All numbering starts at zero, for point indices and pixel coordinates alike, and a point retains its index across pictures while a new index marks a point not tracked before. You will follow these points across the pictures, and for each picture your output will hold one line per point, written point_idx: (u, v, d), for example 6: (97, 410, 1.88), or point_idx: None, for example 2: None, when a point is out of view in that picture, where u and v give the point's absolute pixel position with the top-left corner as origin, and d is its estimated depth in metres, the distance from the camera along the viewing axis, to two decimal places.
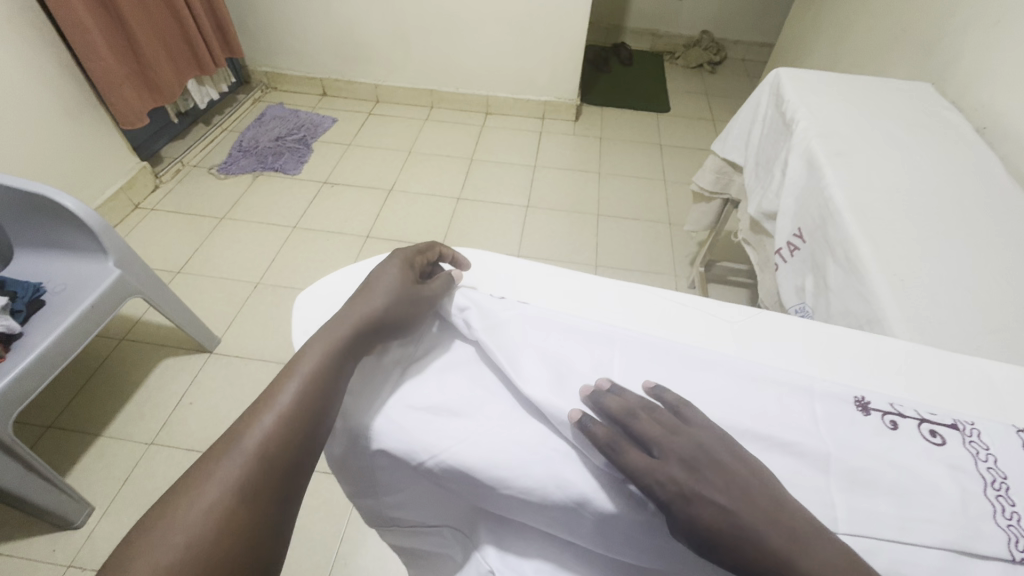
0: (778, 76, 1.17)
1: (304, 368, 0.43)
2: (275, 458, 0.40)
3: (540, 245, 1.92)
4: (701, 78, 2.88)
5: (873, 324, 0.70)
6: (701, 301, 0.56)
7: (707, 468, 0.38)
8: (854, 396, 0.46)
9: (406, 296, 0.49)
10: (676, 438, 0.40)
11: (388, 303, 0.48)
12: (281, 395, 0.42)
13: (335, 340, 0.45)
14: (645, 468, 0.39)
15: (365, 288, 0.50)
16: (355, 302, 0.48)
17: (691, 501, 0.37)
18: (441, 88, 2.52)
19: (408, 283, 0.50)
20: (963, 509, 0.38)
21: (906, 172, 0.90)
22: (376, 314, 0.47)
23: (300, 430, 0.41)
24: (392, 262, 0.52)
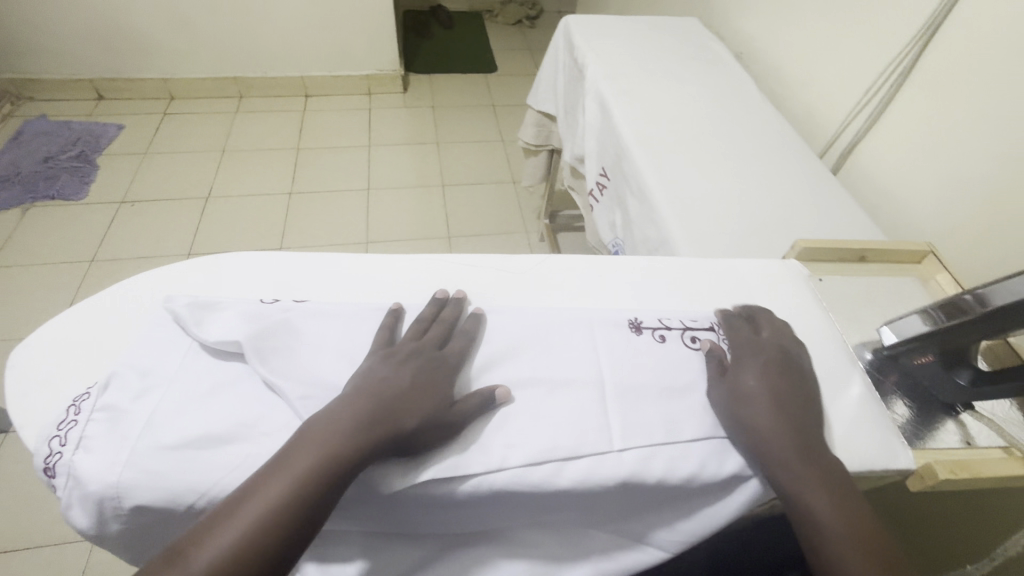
0: (568, 24, 1.21)
1: (330, 444, 0.38)
2: (286, 528, 0.35)
3: (389, 226, 1.85)
4: (522, 34, 2.92)
5: (664, 246, 0.77)
6: (494, 258, 0.57)
7: (777, 357, 0.48)
8: (628, 319, 0.51)
9: (440, 412, 0.41)
10: (763, 343, 0.49)
11: (421, 417, 0.41)
12: (303, 458, 0.37)
13: (361, 437, 0.38)
14: (738, 348, 0.49)
15: (404, 376, 0.43)
16: (385, 407, 0.40)
17: (748, 373, 0.46)
18: (246, 74, 2.25)
19: (445, 395, 0.43)
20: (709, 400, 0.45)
21: (682, 101, 0.98)
22: (405, 428, 0.40)
23: (305, 512, 0.36)
24: (448, 359, 0.45)
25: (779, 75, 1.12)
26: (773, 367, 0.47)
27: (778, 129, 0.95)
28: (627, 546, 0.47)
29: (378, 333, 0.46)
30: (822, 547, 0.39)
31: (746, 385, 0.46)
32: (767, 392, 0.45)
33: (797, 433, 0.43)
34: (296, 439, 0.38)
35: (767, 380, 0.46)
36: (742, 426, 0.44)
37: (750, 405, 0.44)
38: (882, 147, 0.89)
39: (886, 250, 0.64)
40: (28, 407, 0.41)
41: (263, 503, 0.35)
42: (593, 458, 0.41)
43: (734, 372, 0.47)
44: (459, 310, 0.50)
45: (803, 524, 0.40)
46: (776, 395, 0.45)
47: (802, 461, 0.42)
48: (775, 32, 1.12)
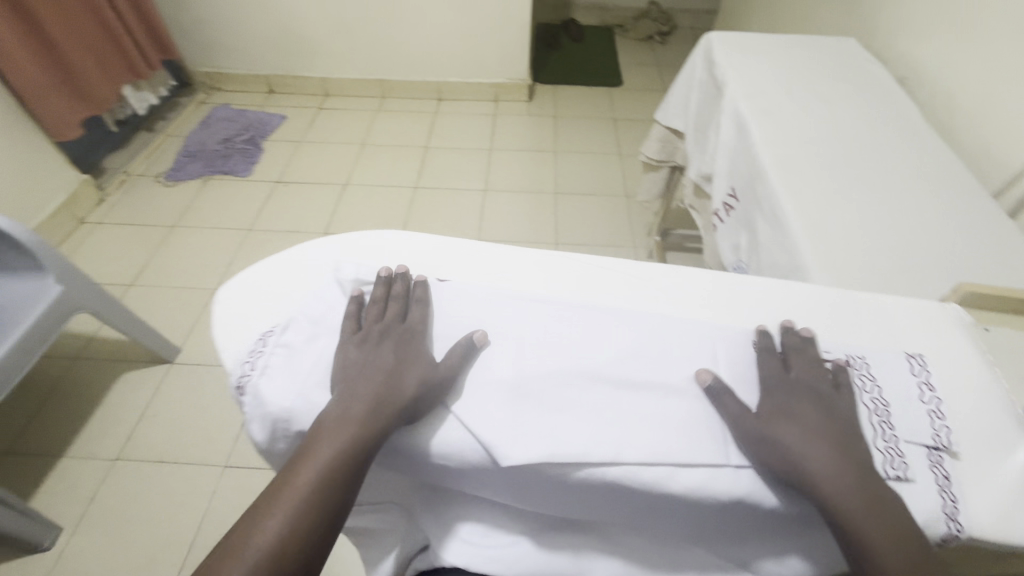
0: (709, 40, 1.19)
1: (345, 428, 0.42)
2: (324, 506, 0.40)
3: (499, 228, 1.93)
4: (652, 50, 2.90)
5: (795, 273, 0.73)
6: (620, 262, 0.58)
7: (826, 400, 0.45)
8: (753, 339, 0.50)
9: (430, 376, 0.45)
10: (817, 381, 0.46)
11: (415, 381, 0.44)
12: (324, 446, 0.41)
13: (373, 416, 0.42)
14: (769, 383, 0.46)
15: (385, 352, 0.47)
16: (374, 383, 0.44)
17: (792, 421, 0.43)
18: (391, 77, 2.47)
19: (427, 360, 0.46)
20: (841, 436, 0.43)
21: (829, 125, 0.93)
22: (406, 395, 0.44)
23: (337, 490, 0.41)
24: (422, 327, 0.49)
25: (949, 104, 1.00)
26: (828, 414, 0.44)
27: (944, 161, 0.86)
28: (730, 569, 0.45)
29: (347, 321, 0.49)
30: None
31: (790, 441, 0.42)
32: (810, 428, 0.43)
33: (861, 476, 0.40)
34: (310, 433, 0.42)
35: (824, 430, 0.42)
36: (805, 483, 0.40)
37: (800, 456, 0.41)
38: None
39: None
40: (230, 336, 0.51)
41: (297, 493, 0.40)
42: (709, 469, 0.42)
43: (768, 414, 0.44)
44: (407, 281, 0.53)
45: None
46: (826, 433, 0.42)
47: (878, 530, 0.38)
48: (950, 57, 1.01)
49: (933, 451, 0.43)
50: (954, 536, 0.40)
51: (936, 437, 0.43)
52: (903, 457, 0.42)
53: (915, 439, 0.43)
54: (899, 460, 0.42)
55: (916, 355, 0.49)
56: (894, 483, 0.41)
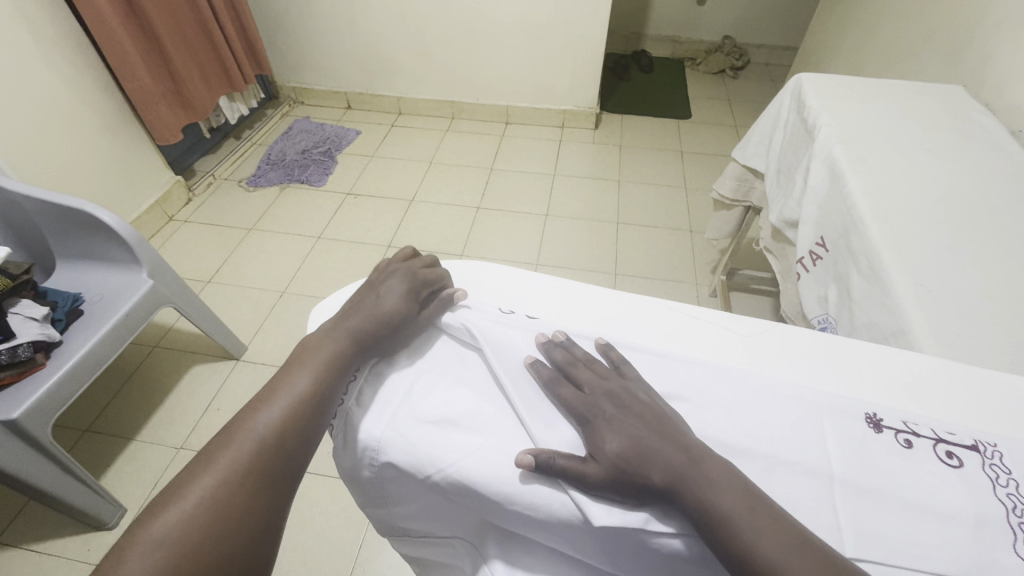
0: (800, 82, 1.15)
1: (315, 361, 0.46)
2: (294, 424, 0.43)
3: (558, 253, 1.93)
4: (724, 84, 2.85)
5: (898, 337, 0.68)
6: (715, 315, 0.56)
7: (615, 396, 0.44)
8: (866, 413, 0.46)
9: (398, 316, 0.51)
10: (606, 384, 0.46)
11: (382, 321, 0.50)
12: (295, 378, 0.45)
13: (342, 341, 0.48)
14: (581, 404, 0.45)
15: (366, 298, 0.52)
16: (347, 315, 0.50)
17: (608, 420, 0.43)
18: (462, 99, 2.54)
19: (399, 301, 0.52)
20: (974, 534, 0.39)
21: (935, 178, 0.87)
22: (375, 331, 0.49)
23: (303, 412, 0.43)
24: (396, 282, 0.54)
25: None
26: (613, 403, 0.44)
27: None
28: None
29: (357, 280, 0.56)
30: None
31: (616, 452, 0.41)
32: (629, 436, 0.41)
33: (723, 480, 0.38)
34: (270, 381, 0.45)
35: (629, 426, 0.42)
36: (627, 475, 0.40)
37: (640, 459, 0.40)
38: None
39: None
40: None
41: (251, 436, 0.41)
42: None
43: (593, 427, 0.43)
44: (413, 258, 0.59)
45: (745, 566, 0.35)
46: (649, 436, 0.41)
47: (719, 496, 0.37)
48: None
49: None
50: None
51: None
52: None
53: None
54: None
55: None
56: None
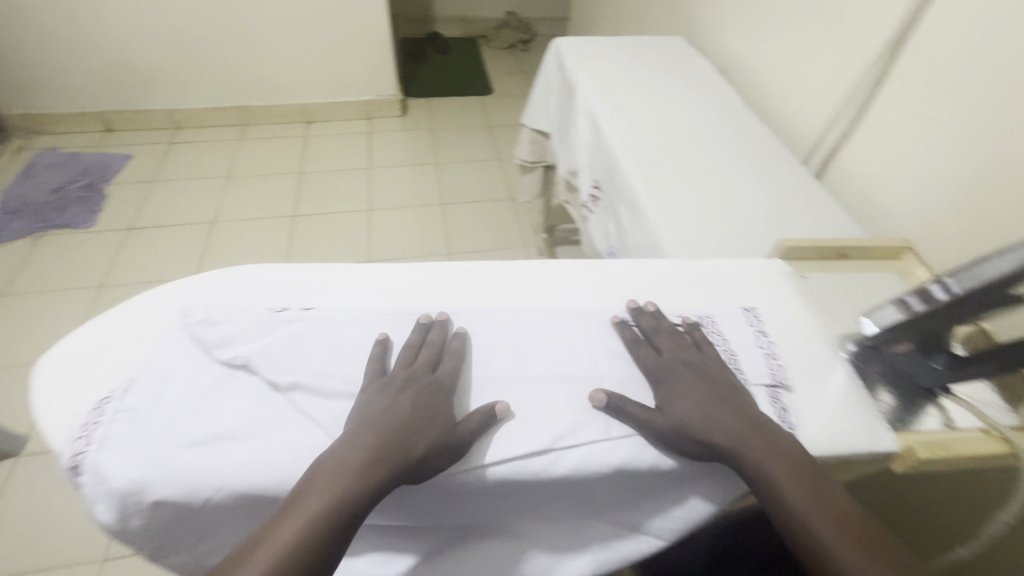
0: (557, 46, 1.26)
1: (339, 477, 0.39)
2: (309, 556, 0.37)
3: (390, 246, 1.89)
4: (516, 57, 3.00)
5: (655, 252, 0.79)
6: (490, 264, 0.60)
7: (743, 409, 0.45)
8: (617, 316, 0.54)
9: (445, 436, 0.42)
10: (686, 354, 0.50)
11: (430, 441, 0.42)
12: (316, 495, 0.38)
13: (378, 455, 0.40)
14: (656, 366, 0.49)
15: (403, 404, 0.43)
16: (387, 420, 0.42)
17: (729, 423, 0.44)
18: (250, 103, 2.31)
19: (446, 418, 0.43)
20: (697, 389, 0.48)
21: (668, 114, 1.02)
22: (416, 455, 0.41)
23: (327, 536, 0.37)
24: (424, 376, 0.46)
25: (760, 87, 1.14)
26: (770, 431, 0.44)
27: (762, 136, 0.99)
28: (624, 535, 0.49)
29: (369, 366, 0.47)
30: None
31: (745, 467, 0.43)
32: (701, 402, 0.46)
33: (790, 462, 0.42)
34: (288, 498, 0.39)
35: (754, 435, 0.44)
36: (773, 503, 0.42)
37: (709, 423, 0.44)
38: (860, 152, 0.91)
39: (863, 247, 0.66)
40: (57, 413, 0.45)
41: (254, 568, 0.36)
42: (588, 445, 0.44)
43: (667, 389, 0.47)
44: (443, 333, 0.50)
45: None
46: (719, 407, 0.45)
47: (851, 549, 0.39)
48: (754, 48, 1.16)
49: (772, 388, 0.49)
50: None
51: (773, 376, 0.50)
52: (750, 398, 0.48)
53: (758, 380, 0.50)
54: None
55: (752, 307, 0.56)
56: None
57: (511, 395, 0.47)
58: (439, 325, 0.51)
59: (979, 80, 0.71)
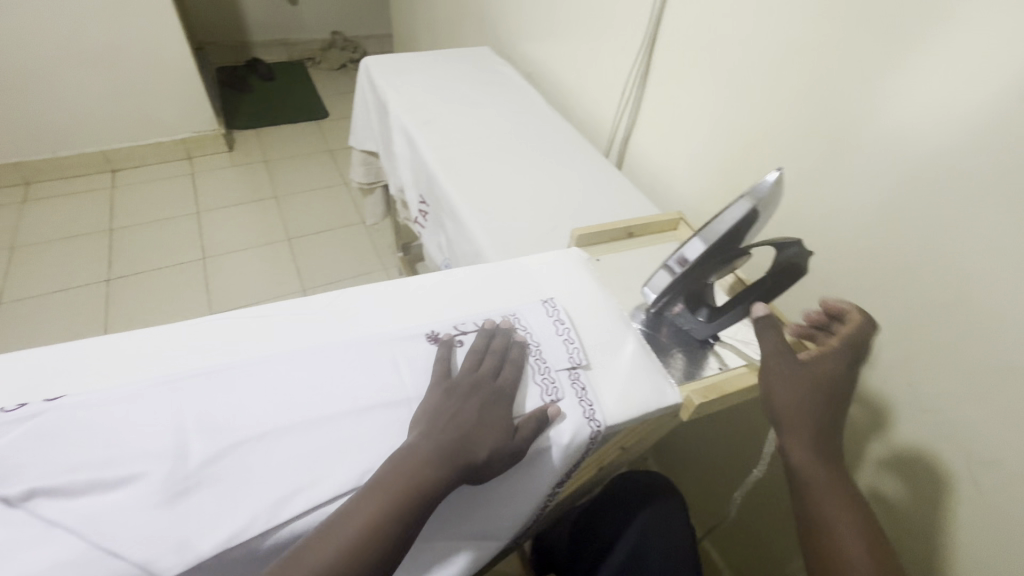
0: (366, 65, 1.23)
1: (420, 484, 0.41)
2: (381, 550, 0.39)
3: (234, 293, 1.73)
4: (350, 78, 2.91)
5: (479, 259, 0.82)
6: (288, 304, 0.56)
7: (831, 398, 0.50)
8: (425, 332, 0.54)
9: (506, 445, 0.46)
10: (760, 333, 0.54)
11: (490, 447, 0.45)
12: (400, 491, 0.41)
13: (454, 465, 0.43)
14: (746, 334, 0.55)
15: (469, 410, 0.46)
16: (463, 430, 0.45)
17: (800, 402, 0.49)
18: (28, 157, 1.95)
19: (506, 425, 0.47)
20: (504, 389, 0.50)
21: (480, 123, 1.06)
22: (479, 458, 0.44)
23: (393, 536, 0.40)
24: (490, 388, 0.48)
25: (562, 88, 1.23)
26: (832, 423, 0.49)
27: (566, 134, 1.06)
28: (478, 544, 0.50)
29: (438, 365, 0.50)
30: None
31: (792, 447, 0.48)
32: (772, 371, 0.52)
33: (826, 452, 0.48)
34: (382, 481, 0.41)
35: (810, 421, 0.49)
36: (803, 481, 0.47)
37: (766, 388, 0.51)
38: (646, 139, 1.01)
39: (647, 224, 0.74)
40: None
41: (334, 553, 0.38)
42: None
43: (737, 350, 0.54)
44: (503, 343, 0.52)
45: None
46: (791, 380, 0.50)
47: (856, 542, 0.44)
48: (551, 53, 1.24)
49: (572, 370, 0.53)
50: (596, 432, 0.50)
51: (573, 359, 0.54)
52: (555, 384, 0.52)
53: (560, 366, 0.53)
54: (551, 388, 0.51)
55: (552, 297, 0.60)
56: (549, 407, 0.50)
57: (310, 439, 0.45)
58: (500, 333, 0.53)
59: (719, 70, 0.83)
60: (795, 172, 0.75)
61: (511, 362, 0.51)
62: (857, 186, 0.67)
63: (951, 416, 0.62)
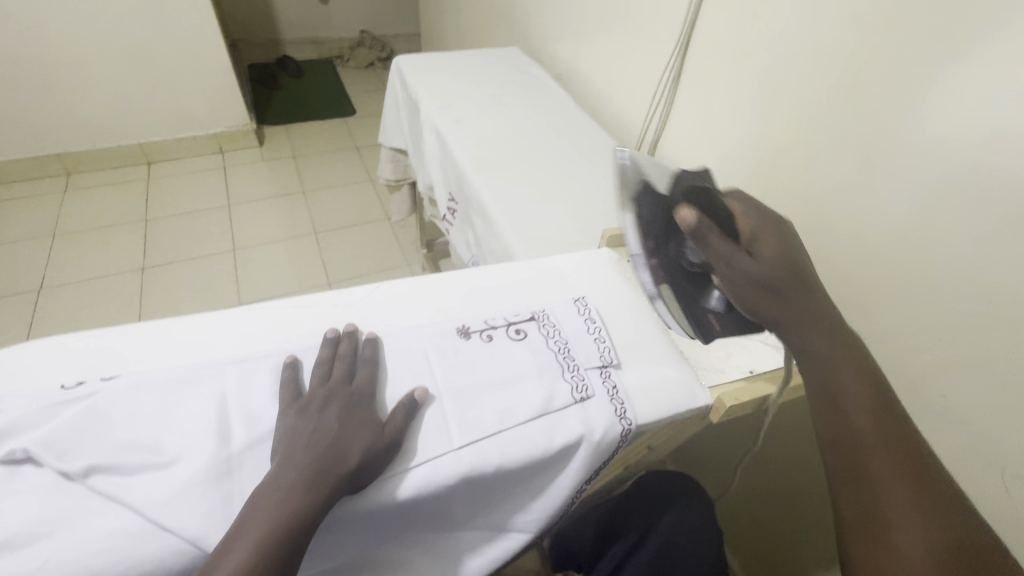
0: (397, 63, 1.25)
1: (293, 493, 0.39)
2: (275, 559, 0.37)
3: (262, 285, 1.77)
4: (377, 77, 2.95)
5: (507, 256, 0.83)
6: (327, 295, 0.58)
7: (804, 272, 0.45)
8: (457, 326, 0.55)
9: (377, 442, 0.44)
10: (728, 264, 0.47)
11: (361, 448, 0.43)
12: (278, 500, 0.39)
13: (324, 469, 0.41)
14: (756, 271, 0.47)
15: (325, 421, 0.44)
16: (318, 439, 0.42)
17: (780, 280, 0.45)
18: (71, 149, 2.02)
19: (373, 423, 0.45)
20: (535, 383, 0.51)
21: (509, 123, 1.07)
22: (354, 459, 0.42)
23: (287, 546, 0.38)
24: (344, 394, 0.46)
25: (592, 88, 1.23)
26: (822, 300, 0.45)
27: (594, 134, 1.06)
28: (496, 538, 0.52)
29: (284, 388, 0.47)
30: (875, 520, 0.37)
31: (788, 333, 0.44)
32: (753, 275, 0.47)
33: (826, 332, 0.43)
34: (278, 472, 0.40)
35: (801, 301, 0.44)
36: (810, 364, 0.43)
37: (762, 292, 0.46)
38: (678, 141, 1.01)
39: None
40: None
41: (258, 536, 0.37)
42: (430, 462, 0.45)
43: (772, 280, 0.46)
44: (355, 347, 0.51)
45: (853, 487, 0.38)
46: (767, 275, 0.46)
47: (866, 422, 0.40)
48: (581, 54, 1.24)
49: (603, 368, 0.54)
50: (627, 430, 0.50)
51: (603, 357, 0.55)
52: (585, 380, 0.52)
53: (591, 363, 0.54)
54: (581, 384, 0.52)
55: (582, 297, 0.60)
56: (582, 403, 0.51)
57: None
58: (350, 337, 0.51)
59: (753, 72, 0.82)
60: (828, 178, 0.74)
61: (369, 367, 0.49)
62: (893, 193, 0.66)
63: (984, 429, 0.61)
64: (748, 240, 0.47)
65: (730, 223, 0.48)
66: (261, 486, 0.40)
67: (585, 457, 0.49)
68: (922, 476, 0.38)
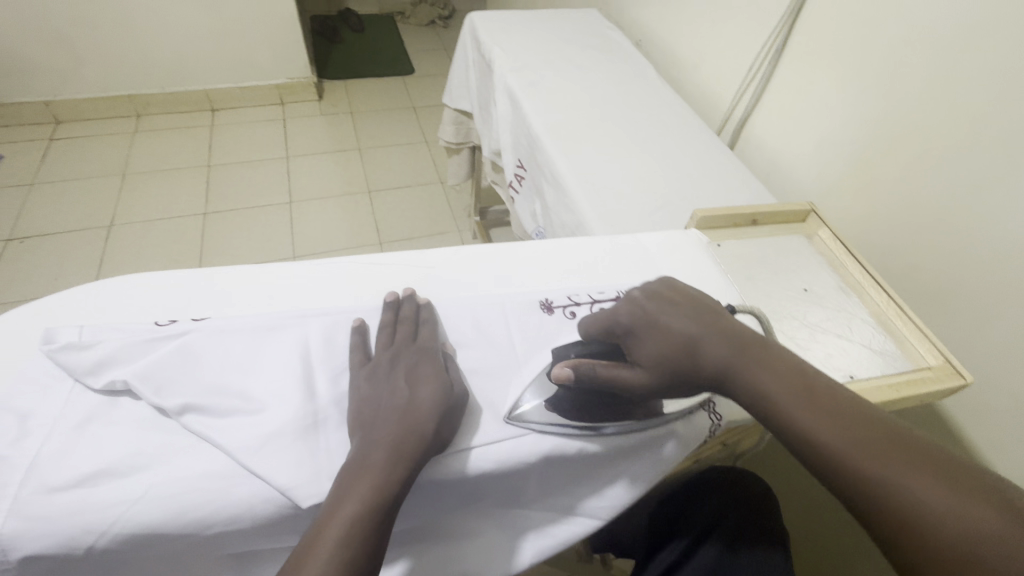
0: (471, 20, 1.20)
1: (379, 461, 0.38)
2: (369, 531, 0.36)
3: (314, 238, 1.79)
4: (438, 35, 2.88)
5: (580, 230, 0.79)
6: (407, 254, 0.57)
7: (694, 304, 0.44)
8: (540, 300, 0.53)
9: (446, 402, 0.42)
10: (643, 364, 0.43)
11: (438, 413, 0.41)
12: (366, 471, 0.38)
13: (406, 436, 0.40)
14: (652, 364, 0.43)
15: (400, 386, 0.43)
16: (395, 406, 0.42)
17: (686, 331, 0.42)
18: (141, 90, 2.07)
19: (443, 384, 0.43)
20: None
21: (586, 89, 1.02)
22: (434, 426, 0.41)
23: (378, 516, 0.37)
24: (408, 358, 0.45)
25: (675, 58, 1.15)
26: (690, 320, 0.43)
27: (675, 107, 1.00)
28: (561, 519, 0.51)
29: (353, 352, 0.46)
30: (897, 527, 0.32)
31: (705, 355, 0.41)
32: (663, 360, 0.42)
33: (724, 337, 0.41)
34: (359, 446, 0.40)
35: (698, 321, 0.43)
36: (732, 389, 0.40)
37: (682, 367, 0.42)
38: (770, 121, 0.94)
39: (772, 212, 0.69)
40: None
41: (352, 508, 0.36)
42: (514, 438, 0.44)
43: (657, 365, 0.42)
44: (412, 311, 0.49)
45: (892, 524, 0.32)
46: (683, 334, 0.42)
47: (851, 438, 0.35)
48: (666, 20, 1.16)
49: None
50: (714, 425, 0.48)
51: None
52: None
53: None
54: None
55: None
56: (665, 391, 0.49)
57: None
58: (405, 301, 0.50)
59: (876, 48, 0.74)
60: (950, 174, 0.67)
61: (433, 331, 0.48)
62: None
63: None
64: (659, 380, 0.42)
65: (634, 385, 0.43)
66: (348, 460, 0.39)
67: (667, 447, 0.48)
68: (961, 483, 0.32)
